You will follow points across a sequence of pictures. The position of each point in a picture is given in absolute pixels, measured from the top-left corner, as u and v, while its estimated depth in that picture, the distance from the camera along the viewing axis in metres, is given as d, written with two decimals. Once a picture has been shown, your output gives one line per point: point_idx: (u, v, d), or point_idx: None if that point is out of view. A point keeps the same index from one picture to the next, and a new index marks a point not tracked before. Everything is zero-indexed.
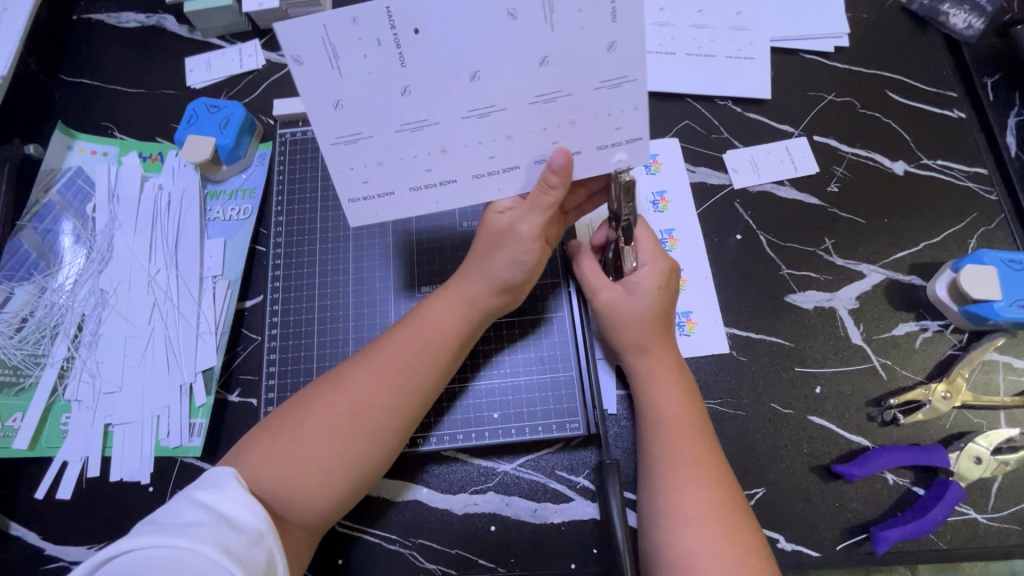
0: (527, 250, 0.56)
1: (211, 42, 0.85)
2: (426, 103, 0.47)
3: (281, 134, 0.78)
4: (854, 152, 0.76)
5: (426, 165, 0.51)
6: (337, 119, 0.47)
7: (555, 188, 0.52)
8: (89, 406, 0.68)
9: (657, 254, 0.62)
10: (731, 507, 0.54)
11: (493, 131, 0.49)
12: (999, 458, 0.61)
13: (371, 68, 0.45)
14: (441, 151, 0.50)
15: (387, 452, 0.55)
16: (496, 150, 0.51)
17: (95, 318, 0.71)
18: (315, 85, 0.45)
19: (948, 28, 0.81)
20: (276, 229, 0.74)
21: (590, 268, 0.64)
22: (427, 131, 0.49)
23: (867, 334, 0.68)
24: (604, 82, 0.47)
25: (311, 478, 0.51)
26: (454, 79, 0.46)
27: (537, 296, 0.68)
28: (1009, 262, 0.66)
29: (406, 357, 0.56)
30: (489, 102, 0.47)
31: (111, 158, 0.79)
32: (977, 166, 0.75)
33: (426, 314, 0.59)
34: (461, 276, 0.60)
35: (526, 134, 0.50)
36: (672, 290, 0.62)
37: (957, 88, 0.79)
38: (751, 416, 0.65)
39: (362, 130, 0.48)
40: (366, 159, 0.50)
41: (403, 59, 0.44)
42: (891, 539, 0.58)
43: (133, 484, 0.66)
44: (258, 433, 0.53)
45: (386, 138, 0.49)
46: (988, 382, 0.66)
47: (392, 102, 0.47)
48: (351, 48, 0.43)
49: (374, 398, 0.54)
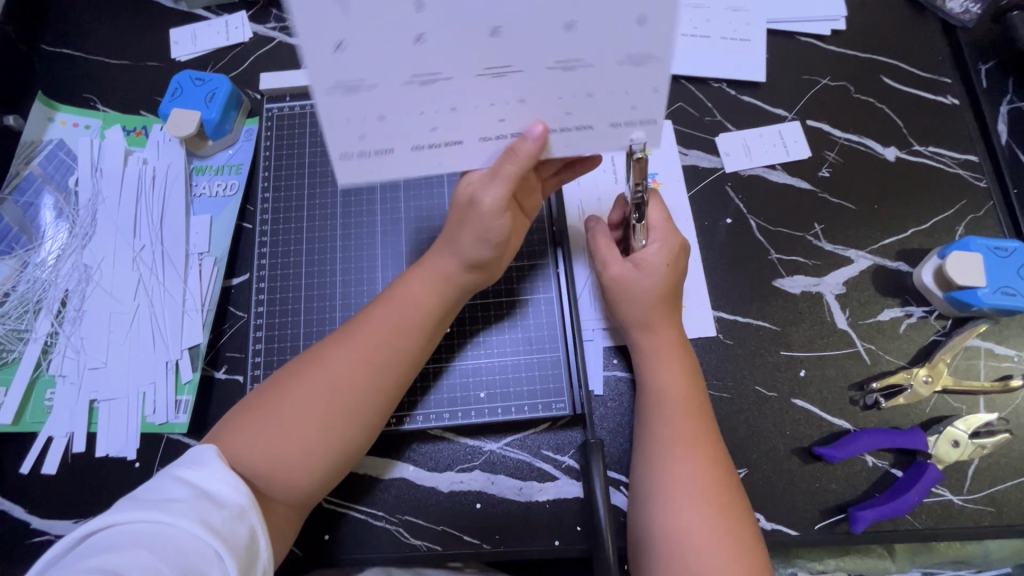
0: (492, 223, 0.53)
1: (196, 13, 0.83)
2: (440, 57, 0.41)
3: (268, 110, 0.76)
4: (846, 137, 0.76)
5: (431, 123, 0.46)
6: (335, 62, 0.40)
7: (520, 161, 0.48)
8: (74, 382, 0.68)
9: (666, 231, 0.62)
10: (724, 486, 0.54)
11: (505, 91, 0.44)
12: (976, 442, 0.62)
13: (383, 8, 0.38)
14: (451, 109, 0.45)
15: (368, 430, 0.55)
16: (507, 113, 0.46)
17: (79, 294, 0.70)
18: (312, 13, 0.38)
19: (944, 13, 0.81)
20: (263, 206, 0.73)
21: (603, 242, 0.64)
22: (438, 87, 0.43)
23: (853, 318, 0.68)
24: (629, 56, 0.42)
25: (292, 457, 0.51)
26: (471, 32, 0.40)
27: (515, 276, 0.68)
28: (995, 249, 0.66)
29: (384, 336, 0.56)
30: (507, 61, 0.42)
31: (93, 132, 0.77)
32: (968, 153, 0.75)
33: (401, 291, 0.58)
34: (435, 253, 0.59)
35: (540, 99, 0.45)
36: (681, 269, 0.62)
37: (952, 74, 0.79)
38: (736, 398, 0.66)
39: (365, 79, 0.42)
40: (366, 113, 0.44)
41: (420, 2, 0.38)
42: (868, 519, 0.60)
43: (119, 460, 0.66)
44: (237, 413, 0.53)
45: (390, 89, 0.43)
46: (969, 368, 0.66)
47: (400, 49, 0.40)
48: None
49: (352, 377, 0.54)
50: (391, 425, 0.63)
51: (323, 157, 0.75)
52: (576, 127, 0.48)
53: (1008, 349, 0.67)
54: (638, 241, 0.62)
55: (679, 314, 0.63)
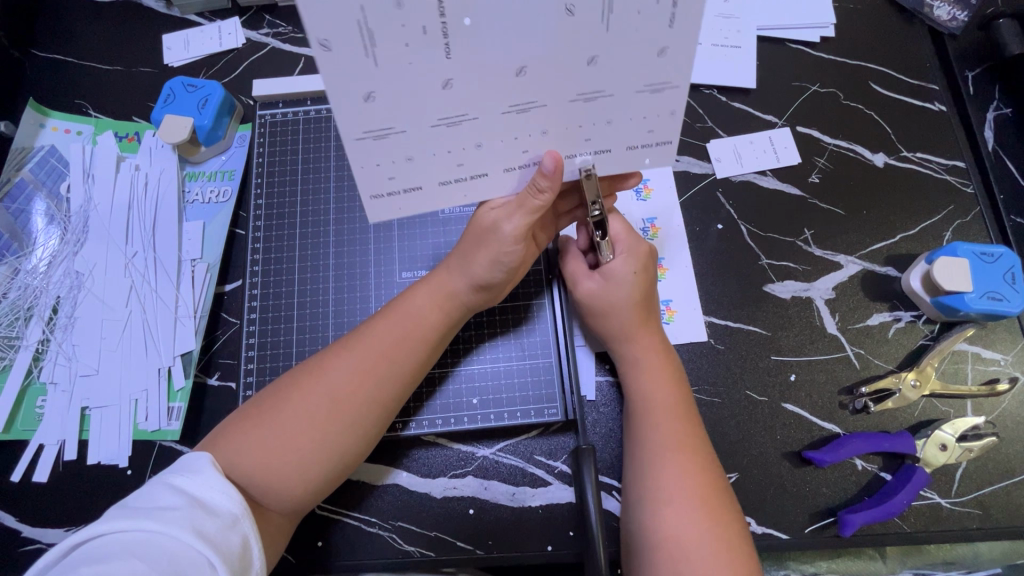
0: (510, 250, 0.57)
1: (190, 19, 0.83)
2: (467, 97, 0.45)
3: (261, 116, 0.76)
4: (836, 143, 0.76)
5: (458, 159, 0.50)
6: (367, 113, 0.44)
7: (544, 193, 0.52)
8: (66, 389, 0.67)
9: (631, 241, 0.62)
10: (716, 493, 0.55)
11: (529, 125, 0.48)
12: (963, 445, 0.63)
13: (413, 59, 0.41)
14: (477, 145, 0.49)
15: (365, 440, 0.55)
16: (530, 144, 0.50)
17: (70, 301, 0.70)
18: (344, 71, 0.41)
19: (932, 20, 0.82)
20: (256, 212, 0.73)
21: (571, 260, 0.65)
22: (465, 125, 0.47)
23: (842, 323, 0.69)
24: (645, 86, 0.47)
25: (288, 466, 0.51)
26: (499, 75, 0.44)
27: (520, 293, 0.68)
28: (981, 254, 0.66)
29: (384, 347, 0.56)
30: (530, 98, 0.46)
31: (85, 137, 0.77)
32: (955, 159, 0.76)
33: (405, 304, 0.59)
34: (443, 269, 0.60)
35: (562, 129, 0.49)
36: (650, 273, 0.63)
37: (940, 81, 0.80)
38: (726, 403, 0.66)
39: (394, 126, 0.45)
40: (396, 155, 0.48)
41: (449, 50, 0.41)
42: (857, 523, 0.60)
43: (111, 467, 0.65)
44: (234, 421, 0.53)
45: (420, 133, 0.47)
46: (957, 372, 0.67)
47: (430, 95, 0.44)
48: (392, 37, 0.40)
49: (352, 389, 0.54)
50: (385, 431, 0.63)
51: (315, 164, 0.75)
52: (596, 152, 0.52)
53: (995, 353, 0.68)
54: (605, 254, 0.62)
55: (658, 322, 0.63)
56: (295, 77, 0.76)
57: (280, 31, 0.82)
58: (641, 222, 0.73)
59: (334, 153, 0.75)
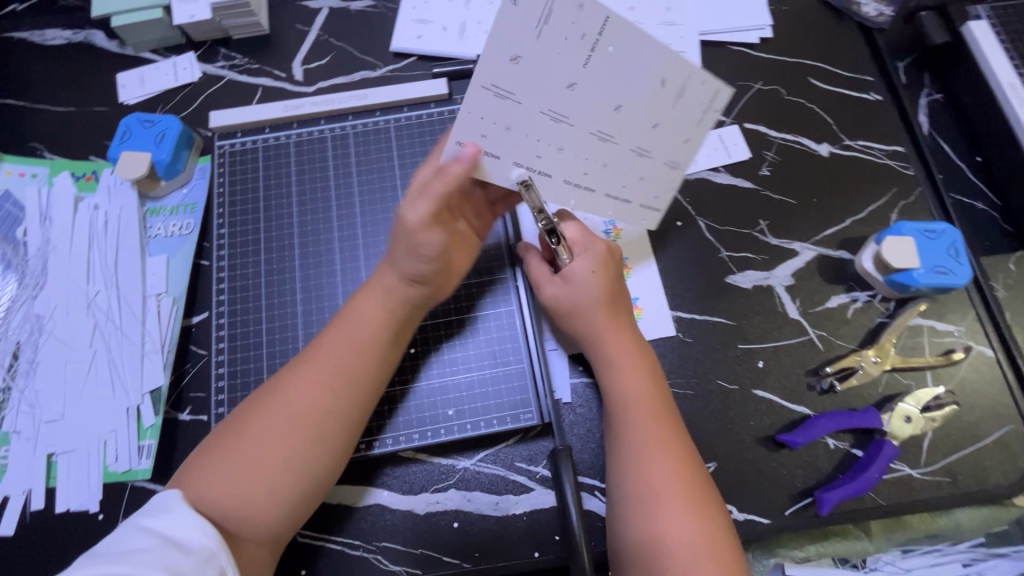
0: (424, 239, 0.56)
1: (144, 57, 0.84)
2: (575, 104, 0.51)
3: (220, 147, 0.76)
4: (782, 137, 0.80)
5: (538, 151, 0.55)
6: (505, 72, 0.48)
7: (449, 178, 0.53)
8: (30, 436, 0.65)
9: (587, 243, 0.64)
10: (694, 485, 0.56)
11: (597, 154, 0.56)
12: (926, 416, 0.65)
13: (562, 51, 0.48)
14: (556, 146, 0.55)
15: (336, 455, 0.54)
16: (589, 169, 0.57)
17: (31, 345, 0.69)
18: (513, 29, 0.46)
19: (861, 17, 0.87)
20: (219, 242, 0.73)
21: (536, 265, 0.66)
22: (560, 126, 0.53)
23: (803, 307, 0.71)
24: (672, 163, 0.57)
25: (255, 489, 0.50)
26: (604, 95, 0.51)
27: (463, 295, 0.68)
28: (925, 232, 0.69)
29: (338, 356, 0.56)
30: (611, 132, 0.54)
31: (41, 180, 0.76)
32: (894, 144, 0.80)
33: (351, 311, 0.59)
34: (381, 270, 0.60)
35: (613, 170, 0.57)
36: (613, 269, 0.64)
37: (873, 73, 0.84)
38: (699, 394, 0.68)
39: (514, 94, 0.50)
40: (498, 119, 0.51)
41: (587, 61, 0.48)
42: (833, 500, 0.61)
43: (80, 513, 0.63)
44: (199, 455, 0.52)
45: (528, 112, 0.51)
46: (915, 346, 0.69)
47: (551, 81, 0.49)
48: (561, 27, 0.46)
49: (310, 402, 0.54)
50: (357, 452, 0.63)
51: (277, 189, 0.75)
52: (619, 202, 0.61)
53: (948, 325, 0.70)
54: (563, 259, 0.63)
55: (628, 314, 0.64)
56: (252, 107, 0.77)
57: (235, 63, 0.83)
58: (602, 225, 0.74)
59: (294, 177, 0.75)
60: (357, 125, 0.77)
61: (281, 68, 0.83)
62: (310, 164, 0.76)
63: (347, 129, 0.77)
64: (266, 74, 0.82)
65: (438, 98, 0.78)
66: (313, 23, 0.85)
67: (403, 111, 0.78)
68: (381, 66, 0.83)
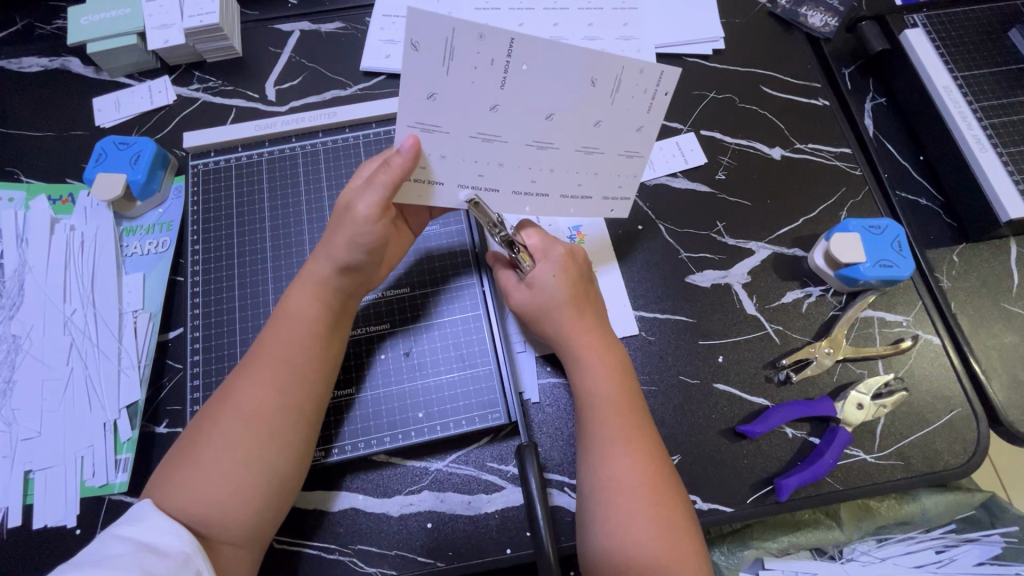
0: (366, 230, 0.57)
1: (120, 82, 0.86)
2: (504, 123, 0.54)
3: (194, 166, 0.79)
4: (736, 142, 0.84)
5: (480, 170, 0.58)
6: (426, 108, 0.52)
7: (393, 171, 0.54)
8: (6, 455, 0.66)
9: (546, 248, 0.66)
10: (658, 474, 0.59)
11: (542, 162, 0.58)
12: (877, 402, 0.67)
13: (475, 79, 0.51)
14: (497, 164, 0.57)
15: (293, 446, 0.55)
16: (539, 178, 0.60)
17: (8, 364, 0.70)
18: (420, 71, 0.50)
19: (808, 28, 0.92)
20: (194, 258, 0.74)
21: (502, 274, 0.69)
22: (495, 145, 0.56)
23: (760, 303, 0.75)
24: (626, 151, 0.59)
25: (219, 492, 0.51)
26: (533, 109, 0.54)
27: (407, 306, 0.70)
28: (870, 228, 0.73)
29: (280, 354, 0.57)
30: (550, 140, 0.56)
31: (17, 203, 0.78)
32: (842, 146, 0.84)
33: (285, 306, 0.59)
34: (312, 262, 0.61)
35: (564, 172, 0.60)
36: (576, 272, 0.66)
37: (821, 80, 0.89)
38: (662, 390, 0.70)
39: (440, 125, 0.53)
40: (433, 150, 0.55)
41: (504, 83, 0.51)
42: (791, 487, 0.64)
43: (58, 528, 0.64)
44: (163, 470, 0.53)
45: (458, 139, 0.54)
46: (867, 336, 0.73)
47: (476, 108, 0.53)
48: (467, 58, 0.50)
49: (258, 399, 0.54)
50: (318, 457, 0.64)
51: (250, 205, 0.77)
52: (580, 198, 0.63)
53: (897, 315, 0.74)
54: (525, 266, 0.66)
55: (596, 313, 0.67)
56: (226, 127, 0.80)
57: (210, 85, 0.86)
58: (567, 231, 0.77)
59: (267, 193, 0.78)
60: (327, 142, 0.80)
61: (254, 89, 0.86)
62: (282, 180, 0.78)
63: (318, 146, 0.80)
64: (239, 95, 0.85)
65: None
66: (285, 45, 0.88)
67: (372, 127, 0.81)
68: (351, 84, 0.86)
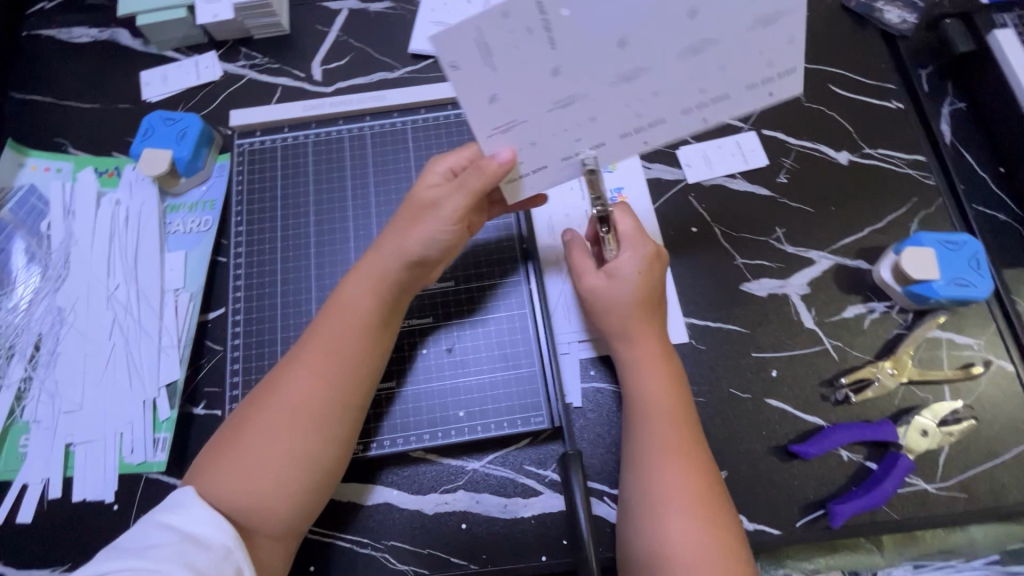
0: (446, 229, 0.58)
1: (167, 55, 0.85)
2: (577, 79, 0.48)
3: (239, 145, 0.77)
4: (800, 144, 0.79)
5: (577, 135, 0.53)
6: (492, 112, 0.49)
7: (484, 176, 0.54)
8: (49, 426, 0.67)
9: (637, 239, 0.64)
10: (710, 494, 0.56)
11: (640, 91, 0.50)
12: (943, 430, 0.64)
13: (525, 56, 0.45)
14: (593, 120, 0.52)
15: (338, 443, 0.54)
16: (645, 108, 0.51)
17: (52, 336, 0.70)
18: (470, 83, 0.47)
19: (884, 23, 0.85)
20: (237, 239, 0.74)
21: (579, 255, 0.66)
22: (580, 104, 0.50)
23: (819, 317, 0.71)
24: (748, 19, 0.46)
25: (263, 484, 0.50)
26: (600, 46, 0.46)
27: (461, 300, 0.68)
28: (946, 243, 0.68)
29: (330, 346, 0.56)
30: (638, 65, 0.48)
31: (65, 175, 0.78)
32: (916, 153, 0.79)
33: (340, 299, 0.58)
34: (372, 254, 0.60)
35: (673, 86, 0.50)
36: (658, 273, 0.64)
37: (895, 80, 0.83)
38: (710, 402, 0.67)
39: (516, 118, 0.50)
40: (521, 143, 0.52)
41: (555, 41, 0.45)
42: (846, 513, 0.61)
43: (96, 503, 0.65)
44: (206, 455, 0.53)
45: (540, 119, 0.51)
46: (933, 358, 0.68)
47: (541, 84, 0.48)
48: (505, 44, 0.44)
49: (308, 392, 0.53)
50: (358, 451, 0.63)
51: (295, 188, 0.76)
52: (713, 100, 0.51)
53: (967, 337, 0.69)
54: (611, 251, 0.64)
55: (660, 320, 0.63)
56: (272, 106, 0.78)
57: (256, 62, 0.84)
58: None
59: (312, 176, 0.76)
60: (374, 126, 0.78)
61: (300, 68, 0.84)
62: (328, 163, 0.77)
63: (364, 130, 0.78)
64: (285, 74, 0.83)
65: (455, 100, 0.79)
66: (333, 24, 0.86)
67: (420, 112, 0.79)
68: (398, 67, 0.83)
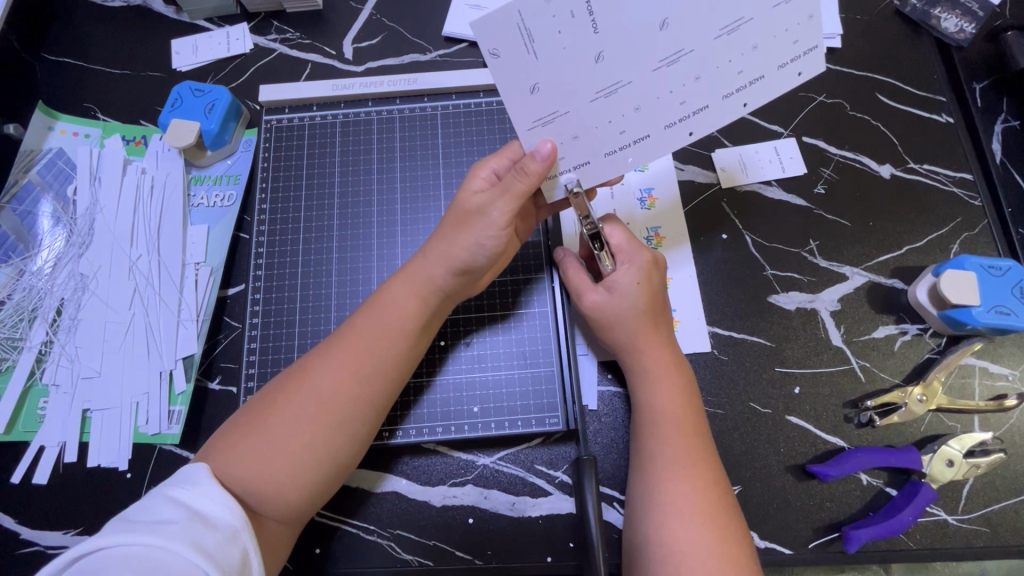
0: (494, 235, 0.56)
1: (198, 24, 0.84)
2: (619, 64, 0.47)
3: (267, 122, 0.76)
4: (842, 154, 0.76)
5: (621, 127, 0.51)
6: (533, 103, 0.49)
7: (529, 178, 0.52)
8: (68, 391, 0.67)
9: (631, 249, 0.62)
10: (722, 509, 0.54)
11: (679, 77, 0.48)
12: (970, 461, 0.61)
13: (567, 42, 0.45)
14: (636, 109, 0.50)
15: (358, 440, 0.54)
16: (687, 94, 0.49)
17: (74, 302, 0.70)
18: (513, 73, 0.46)
19: (940, 32, 0.81)
20: (260, 217, 0.73)
21: (574, 272, 0.65)
22: (623, 92, 0.49)
23: (848, 335, 0.68)
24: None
25: (280, 471, 0.50)
26: (642, 28, 0.45)
27: (489, 300, 0.67)
28: (989, 268, 0.66)
29: (368, 342, 0.55)
30: (677, 48, 0.46)
31: (93, 141, 0.78)
32: (962, 171, 0.75)
33: (384, 296, 0.58)
34: (421, 257, 0.59)
35: (711, 70, 0.48)
36: (657, 281, 0.62)
37: (947, 93, 0.79)
38: (729, 414, 0.66)
39: (558, 110, 0.49)
40: (563, 136, 0.51)
41: (598, 25, 0.44)
42: (862, 538, 0.59)
43: (111, 469, 0.65)
44: (225, 432, 0.52)
45: (583, 109, 0.49)
46: (964, 387, 0.66)
47: (584, 71, 0.47)
48: (548, 30, 0.44)
49: (339, 387, 0.53)
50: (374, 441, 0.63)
51: (321, 169, 0.75)
52: (750, 83, 0.49)
53: (1002, 367, 0.67)
54: (607, 267, 0.62)
55: (667, 327, 0.62)
56: (302, 83, 0.77)
57: (287, 37, 0.83)
58: (644, 232, 0.72)
59: (338, 158, 0.75)
60: (403, 109, 0.76)
61: (331, 45, 0.82)
62: (354, 145, 0.75)
63: (394, 113, 0.76)
64: (316, 51, 0.82)
65: (487, 88, 0.77)
66: (367, 1, 0.84)
67: (451, 98, 0.77)
68: (431, 50, 0.82)
